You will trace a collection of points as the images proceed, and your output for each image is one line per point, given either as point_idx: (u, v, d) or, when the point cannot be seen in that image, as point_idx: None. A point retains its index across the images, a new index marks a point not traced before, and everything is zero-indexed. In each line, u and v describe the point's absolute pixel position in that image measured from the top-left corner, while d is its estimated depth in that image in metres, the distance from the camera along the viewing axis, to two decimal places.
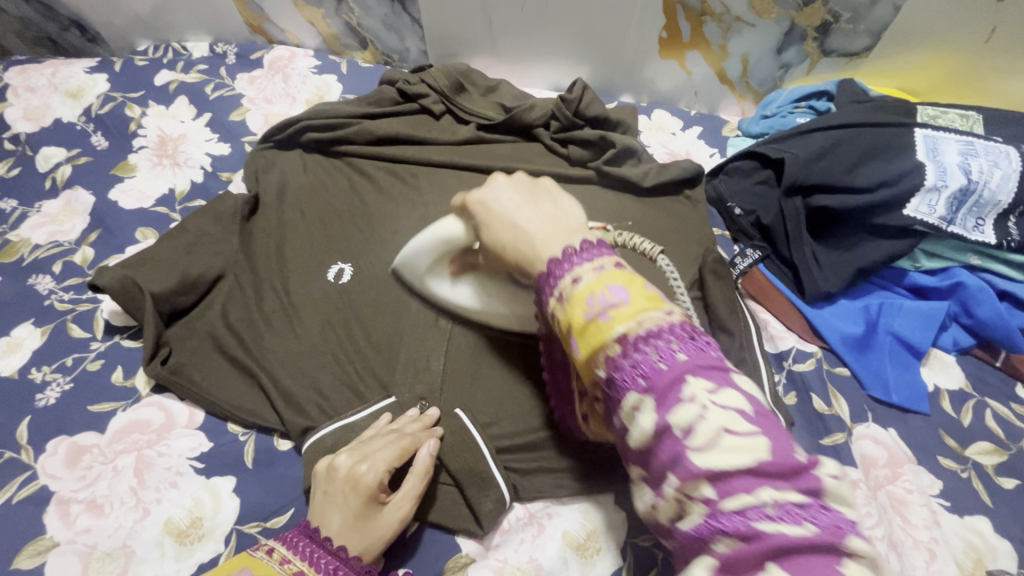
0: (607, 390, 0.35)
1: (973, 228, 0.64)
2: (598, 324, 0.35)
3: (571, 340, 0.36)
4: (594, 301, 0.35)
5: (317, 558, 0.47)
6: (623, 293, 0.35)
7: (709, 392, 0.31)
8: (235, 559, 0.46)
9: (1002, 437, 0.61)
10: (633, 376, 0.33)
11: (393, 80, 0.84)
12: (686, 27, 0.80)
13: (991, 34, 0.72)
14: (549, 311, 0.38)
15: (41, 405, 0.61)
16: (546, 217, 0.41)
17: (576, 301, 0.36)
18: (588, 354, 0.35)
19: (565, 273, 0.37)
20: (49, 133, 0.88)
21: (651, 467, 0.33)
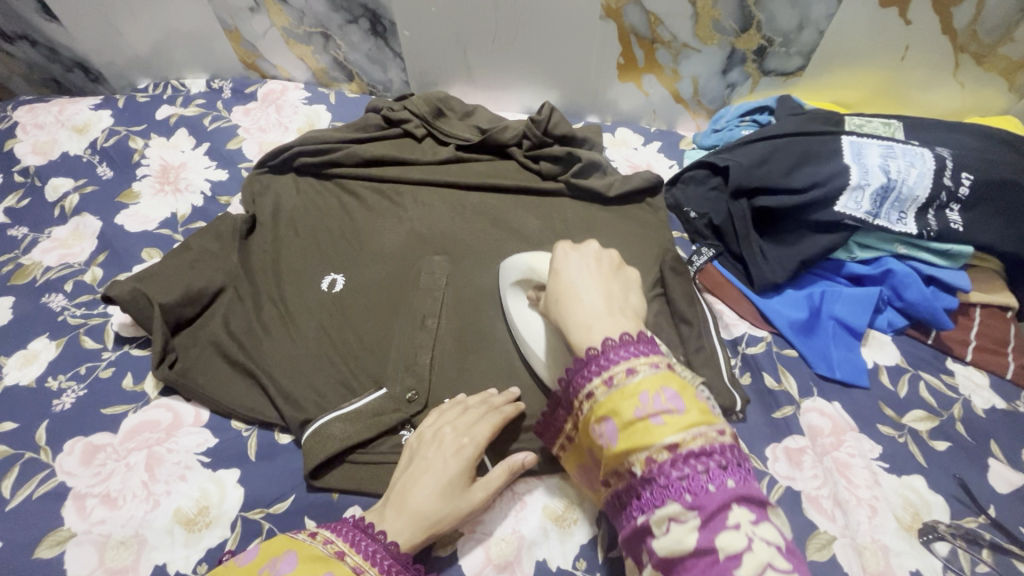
0: (645, 489, 0.40)
1: (896, 220, 0.72)
2: (649, 425, 0.40)
3: (616, 431, 0.41)
4: (648, 402, 0.40)
5: (360, 543, 0.51)
6: (677, 400, 0.40)
7: (751, 523, 0.37)
8: (280, 542, 0.51)
9: (934, 405, 0.68)
10: (679, 488, 0.39)
11: (379, 109, 0.92)
12: (640, 53, 0.89)
13: (906, 52, 0.81)
14: (593, 391, 0.43)
15: (57, 410, 0.66)
16: (606, 298, 0.47)
17: (630, 394, 0.41)
18: (627, 448, 0.41)
19: (621, 364, 0.42)
20: (57, 165, 0.94)
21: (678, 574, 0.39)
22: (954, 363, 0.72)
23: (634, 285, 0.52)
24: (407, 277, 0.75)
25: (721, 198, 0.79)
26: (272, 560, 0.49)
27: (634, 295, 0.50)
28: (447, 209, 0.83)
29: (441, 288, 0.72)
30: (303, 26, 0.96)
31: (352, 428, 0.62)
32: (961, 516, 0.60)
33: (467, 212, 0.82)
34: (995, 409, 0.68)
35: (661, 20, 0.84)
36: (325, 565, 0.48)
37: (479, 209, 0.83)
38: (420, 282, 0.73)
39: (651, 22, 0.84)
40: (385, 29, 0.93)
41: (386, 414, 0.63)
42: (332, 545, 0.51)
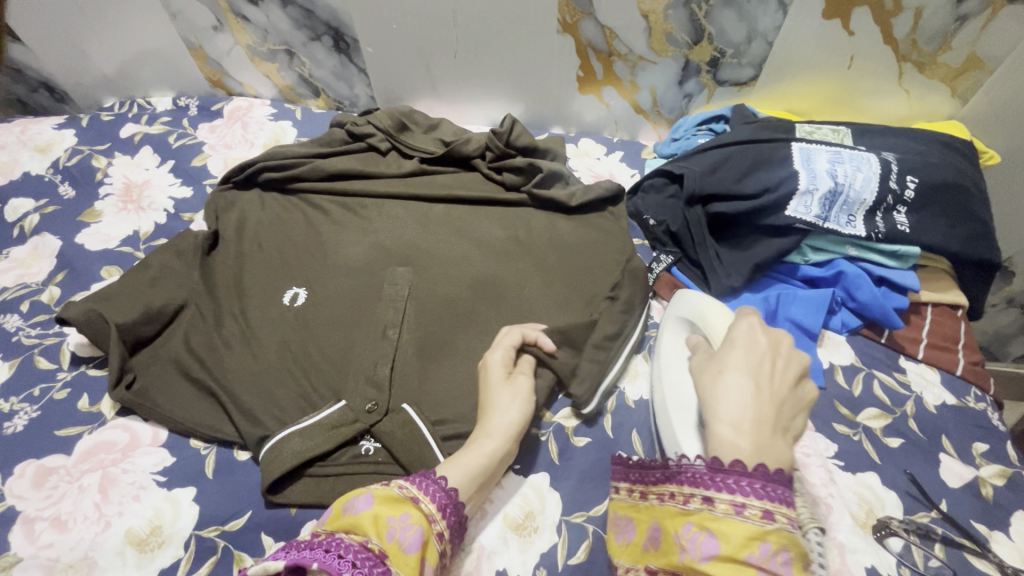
0: None
1: (846, 223, 0.73)
2: (753, 573, 0.41)
3: (714, 552, 0.43)
4: (766, 554, 0.41)
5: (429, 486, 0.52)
6: (790, 566, 0.41)
7: None
8: (359, 488, 0.52)
9: (888, 403, 0.69)
10: None
11: (343, 123, 0.93)
12: (599, 66, 0.91)
13: (851, 61, 0.84)
14: (718, 502, 0.44)
15: (9, 432, 0.65)
16: (766, 405, 0.47)
17: (751, 536, 0.42)
18: (714, 572, 0.42)
19: (761, 502, 0.43)
20: (18, 185, 0.93)
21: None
22: (906, 362, 0.73)
23: (805, 406, 0.50)
24: (370, 289, 0.75)
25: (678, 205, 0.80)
26: (353, 499, 0.51)
27: (799, 417, 0.50)
28: (411, 221, 0.83)
29: (403, 299, 0.73)
30: (267, 44, 0.97)
31: (309, 441, 0.62)
32: (914, 512, 0.61)
33: (430, 224, 0.83)
34: (946, 405, 0.69)
35: (616, 33, 0.86)
36: (402, 507, 0.50)
37: (443, 221, 0.84)
38: (383, 293, 0.73)
39: (607, 36, 0.86)
40: (349, 46, 0.94)
41: (345, 426, 0.63)
42: (402, 491, 0.51)
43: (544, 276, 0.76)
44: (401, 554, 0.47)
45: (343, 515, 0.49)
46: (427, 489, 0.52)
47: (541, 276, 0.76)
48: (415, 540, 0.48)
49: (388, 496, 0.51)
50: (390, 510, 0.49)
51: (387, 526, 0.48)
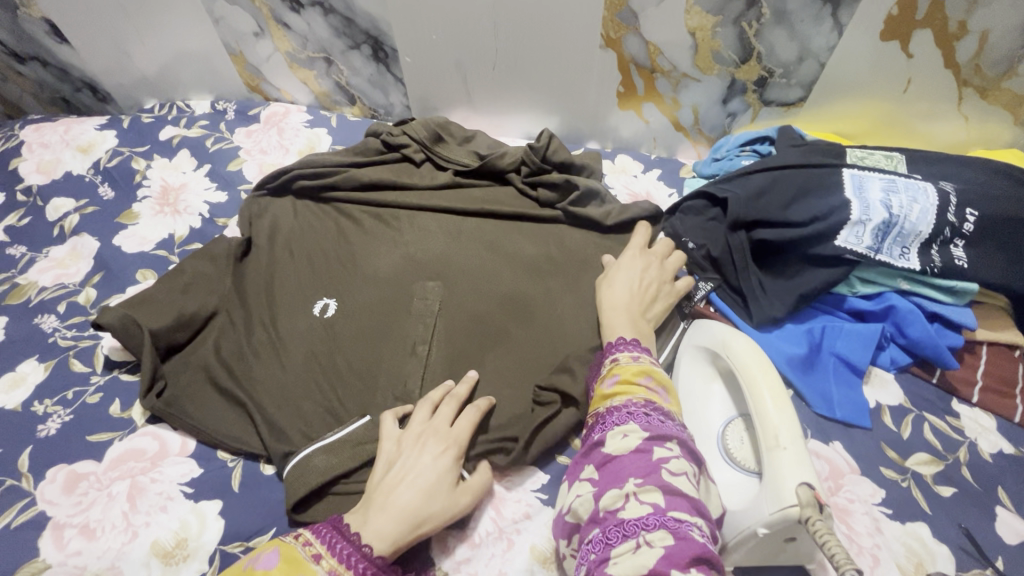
0: (609, 417, 0.54)
1: (899, 256, 0.70)
2: (640, 386, 0.55)
3: (615, 381, 0.57)
4: (649, 381, 0.56)
5: (340, 547, 0.51)
6: (665, 395, 0.55)
7: (671, 472, 0.47)
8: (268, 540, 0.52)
9: (939, 449, 0.66)
10: (638, 417, 0.52)
11: (379, 132, 0.92)
12: (640, 82, 0.89)
13: (908, 84, 0.80)
14: (618, 357, 0.60)
15: (42, 435, 0.66)
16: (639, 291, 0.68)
17: (639, 366, 0.57)
18: (617, 392, 0.56)
19: (643, 354, 0.60)
20: (60, 185, 0.95)
21: (611, 469, 0.49)
22: (959, 405, 0.70)
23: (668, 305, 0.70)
24: (400, 302, 0.74)
25: (720, 229, 0.77)
26: (256, 555, 0.50)
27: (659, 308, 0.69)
28: (444, 234, 0.82)
29: (433, 315, 0.72)
30: (306, 51, 0.97)
31: (335, 458, 0.61)
32: (967, 568, 0.57)
33: (461, 238, 0.82)
34: (1002, 454, 0.65)
35: (661, 50, 0.84)
36: (301, 568, 0.49)
37: (476, 235, 0.82)
38: (413, 308, 0.73)
39: (651, 52, 0.84)
40: (387, 56, 0.94)
41: (370, 442, 0.62)
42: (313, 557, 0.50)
43: (579, 298, 0.75)
44: None
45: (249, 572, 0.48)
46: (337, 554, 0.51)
47: (576, 298, 0.74)
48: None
49: (295, 558, 0.50)
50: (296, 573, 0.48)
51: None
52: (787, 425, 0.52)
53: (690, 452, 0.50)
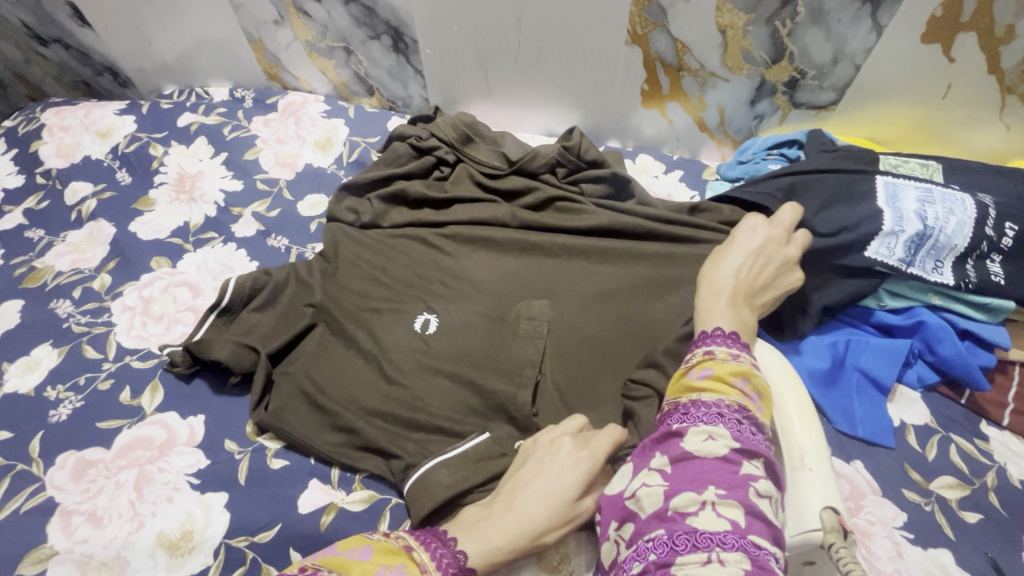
0: (695, 412, 0.49)
1: (932, 269, 0.67)
2: (736, 389, 0.50)
3: (710, 372, 0.52)
4: (745, 384, 0.51)
5: (433, 546, 0.50)
6: (759, 404, 0.50)
7: (757, 493, 0.43)
8: (356, 537, 0.50)
9: (965, 472, 0.63)
10: (728, 424, 0.47)
11: (404, 135, 0.89)
12: (665, 80, 0.86)
13: (948, 90, 0.76)
14: (716, 350, 0.54)
15: (53, 421, 0.66)
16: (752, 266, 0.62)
17: (739, 365, 0.52)
18: (708, 387, 0.51)
19: (745, 352, 0.53)
20: (78, 169, 0.95)
21: (687, 470, 0.45)
22: (988, 427, 0.67)
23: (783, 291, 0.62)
24: (503, 320, 0.70)
25: None
26: (348, 547, 0.49)
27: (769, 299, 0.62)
28: (536, 249, 0.78)
29: (543, 336, 0.67)
30: (326, 40, 0.96)
31: (457, 474, 0.59)
32: None
33: (563, 248, 0.77)
34: None
35: (689, 47, 0.81)
36: (397, 559, 0.48)
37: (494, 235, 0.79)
38: (520, 328, 0.68)
39: (679, 50, 0.82)
40: (407, 47, 0.92)
41: (492, 462, 0.60)
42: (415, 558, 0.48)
43: None
44: None
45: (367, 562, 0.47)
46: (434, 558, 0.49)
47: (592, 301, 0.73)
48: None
49: (394, 553, 0.49)
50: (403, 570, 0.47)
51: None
52: (815, 445, 0.50)
53: (774, 474, 0.47)
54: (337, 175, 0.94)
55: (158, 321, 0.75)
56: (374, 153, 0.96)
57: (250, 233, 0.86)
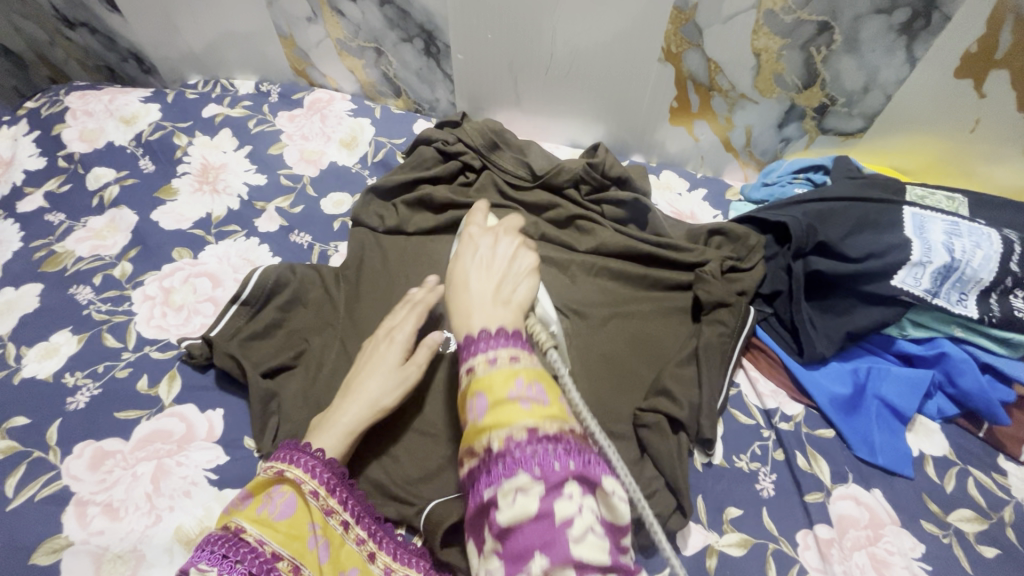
0: (498, 464, 0.39)
1: (956, 301, 0.68)
2: (516, 406, 0.41)
3: (484, 402, 0.43)
4: (521, 387, 0.42)
5: (301, 461, 0.54)
6: (545, 394, 0.42)
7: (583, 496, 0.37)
8: (261, 485, 0.53)
9: (984, 506, 0.63)
10: (529, 461, 0.38)
11: (431, 140, 0.89)
12: (695, 99, 0.87)
13: (976, 125, 0.76)
14: (476, 366, 0.45)
15: (71, 408, 0.66)
16: (494, 283, 0.55)
17: (508, 378, 0.43)
18: (490, 423, 0.41)
19: (485, 352, 0.46)
20: (102, 155, 0.95)
21: (511, 545, 0.37)
22: (1006, 462, 0.67)
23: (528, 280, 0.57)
24: None
25: (779, 264, 0.75)
26: (268, 498, 0.52)
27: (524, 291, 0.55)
28: (556, 267, 0.78)
29: None
30: (357, 39, 0.96)
31: None
32: None
33: (574, 265, 0.78)
34: None
35: (721, 68, 0.82)
36: (274, 484, 0.53)
37: None
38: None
39: (711, 69, 0.82)
40: (439, 51, 0.92)
41: None
42: (244, 546, 0.48)
43: (617, 315, 0.74)
44: (271, 521, 0.51)
45: (256, 509, 0.51)
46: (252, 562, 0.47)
47: (612, 317, 0.74)
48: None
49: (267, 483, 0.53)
50: (281, 551, 0.50)
51: (308, 535, 0.52)
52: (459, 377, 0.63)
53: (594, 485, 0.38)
54: (362, 174, 0.94)
55: (178, 311, 0.75)
56: (399, 154, 0.95)
57: (272, 229, 0.86)
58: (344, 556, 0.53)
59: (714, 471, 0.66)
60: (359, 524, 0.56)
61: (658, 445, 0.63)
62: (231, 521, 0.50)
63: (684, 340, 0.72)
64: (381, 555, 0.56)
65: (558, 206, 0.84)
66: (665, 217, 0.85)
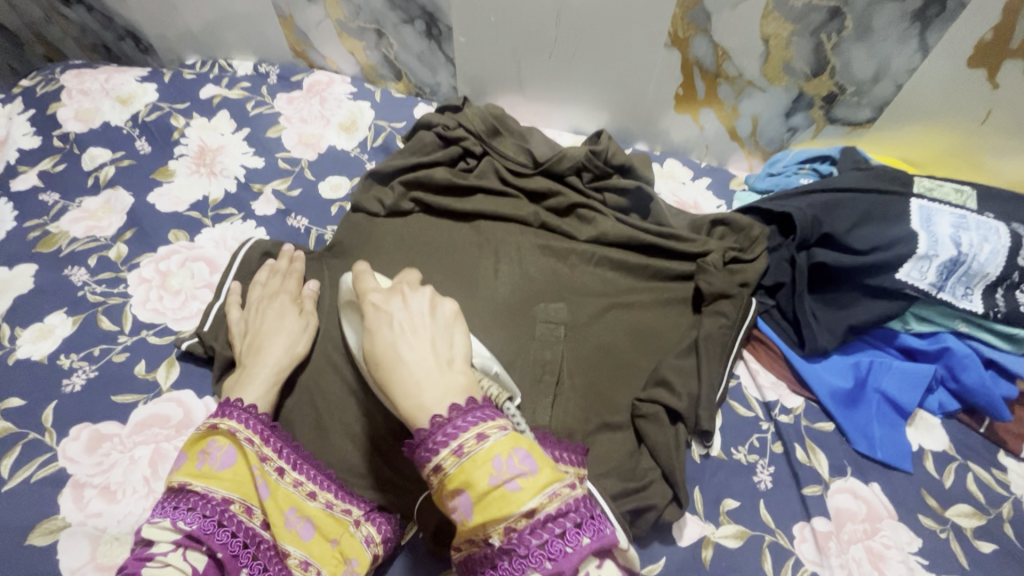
0: (504, 558, 0.40)
1: (961, 296, 0.67)
2: (504, 492, 0.39)
3: (470, 503, 0.40)
4: (502, 466, 0.40)
5: (233, 414, 0.57)
6: (530, 460, 0.40)
7: (596, 567, 0.42)
8: (197, 439, 0.56)
9: (982, 501, 0.63)
10: (540, 557, 0.39)
11: (431, 124, 0.87)
12: (701, 86, 0.85)
13: (987, 116, 0.75)
14: (442, 463, 0.41)
15: (67, 391, 0.65)
16: (426, 352, 0.46)
17: (483, 463, 0.40)
18: (482, 519, 0.39)
19: (451, 442, 0.41)
20: (98, 135, 0.93)
21: None
22: (1007, 458, 0.66)
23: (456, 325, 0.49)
24: (525, 325, 0.70)
25: (782, 255, 0.74)
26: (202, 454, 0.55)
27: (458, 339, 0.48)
28: (556, 256, 0.77)
29: (560, 342, 0.68)
30: (357, 20, 0.94)
31: None
32: None
33: (575, 254, 0.77)
34: None
35: (729, 54, 0.80)
36: (209, 439, 0.56)
37: (527, 240, 0.79)
38: (538, 331, 0.69)
39: (718, 56, 0.81)
40: (441, 33, 0.90)
41: None
42: (194, 495, 0.52)
43: (616, 304, 0.73)
44: (213, 473, 0.54)
45: (196, 465, 0.54)
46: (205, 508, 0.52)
47: (612, 307, 0.73)
48: (306, 528, 0.55)
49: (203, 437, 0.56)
50: (230, 496, 0.53)
51: (252, 480, 0.55)
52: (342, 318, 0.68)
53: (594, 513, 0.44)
54: (361, 158, 0.93)
55: (175, 295, 0.74)
56: (399, 138, 0.94)
57: (270, 212, 0.85)
58: (283, 498, 0.55)
59: (711, 462, 0.66)
60: (296, 469, 0.58)
61: (655, 435, 0.63)
62: (172, 480, 0.53)
63: (684, 331, 0.72)
64: (323, 491, 0.58)
65: (559, 194, 0.83)
66: (668, 207, 0.84)
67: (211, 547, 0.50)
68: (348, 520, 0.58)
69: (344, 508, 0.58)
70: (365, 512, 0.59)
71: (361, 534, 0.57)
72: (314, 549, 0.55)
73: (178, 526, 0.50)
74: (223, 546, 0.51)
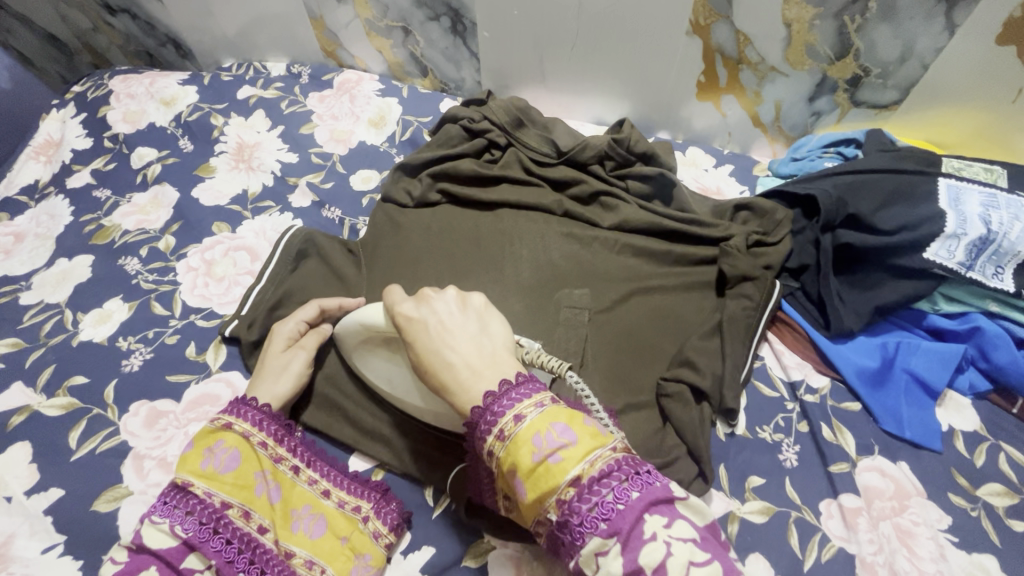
0: (565, 533, 0.40)
1: (991, 275, 0.66)
2: (548, 466, 0.40)
3: (523, 482, 0.41)
4: (542, 442, 0.40)
5: (247, 415, 0.59)
6: (570, 433, 0.40)
7: (665, 527, 0.38)
8: (203, 437, 0.56)
9: (1015, 481, 0.62)
10: (594, 520, 0.38)
11: (458, 118, 0.90)
12: (723, 73, 0.86)
13: (1019, 94, 0.73)
14: (492, 449, 0.42)
15: (126, 370, 0.70)
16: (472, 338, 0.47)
17: (523, 442, 0.41)
18: (537, 495, 0.40)
19: (509, 412, 0.42)
20: (144, 135, 0.99)
21: None
22: None
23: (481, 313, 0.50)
24: (547, 311, 0.72)
25: (806, 238, 0.75)
26: (205, 451, 0.55)
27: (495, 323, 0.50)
28: (580, 242, 0.79)
29: (584, 326, 0.70)
30: (385, 19, 0.97)
31: None
32: None
33: (597, 241, 0.79)
34: None
35: (751, 40, 0.81)
36: (217, 435, 0.56)
37: (549, 228, 0.80)
38: (562, 316, 0.71)
39: (740, 41, 0.81)
40: (466, 29, 0.93)
41: None
42: (194, 498, 0.52)
43: (640, 288, 0.74)
44: (215, 475, 0.54)
45: (200, 464, 0.54)
46: (203, 513, 0.52)
47: (636, 293, 0.74)
48: (317, 525, 0.58)
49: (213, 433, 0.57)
50: (230, 500, 0.54)
51: (256, 483, 0.56)
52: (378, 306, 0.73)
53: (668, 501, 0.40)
54: (390, 153, 0.96)
55: (219, 282, 0.79)
56: (426, 132, 0.97)
57: (305, 204, 0.89)
58: (296, 496, 0.59)
59: (737, 441, 0.66)
60: (311, 467, 0.62)
61: (681, 415, 0.64)
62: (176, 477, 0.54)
63: (707, 314, 0.73)
64: (335, 490, 0.62)
65: (582, 182, 0.84)
66: (690, 193, 0.85)
67: (208, 555, 0.50)
68: (358, 517, 0.60)
69: (355, 501, 0.61)
70: (374, 506, 0.61)
71: (370, 529, 0.60)
72: (322, 546, 0.57)
73: (176, 532, 0.51)
74: (218, 553, 0.51)
